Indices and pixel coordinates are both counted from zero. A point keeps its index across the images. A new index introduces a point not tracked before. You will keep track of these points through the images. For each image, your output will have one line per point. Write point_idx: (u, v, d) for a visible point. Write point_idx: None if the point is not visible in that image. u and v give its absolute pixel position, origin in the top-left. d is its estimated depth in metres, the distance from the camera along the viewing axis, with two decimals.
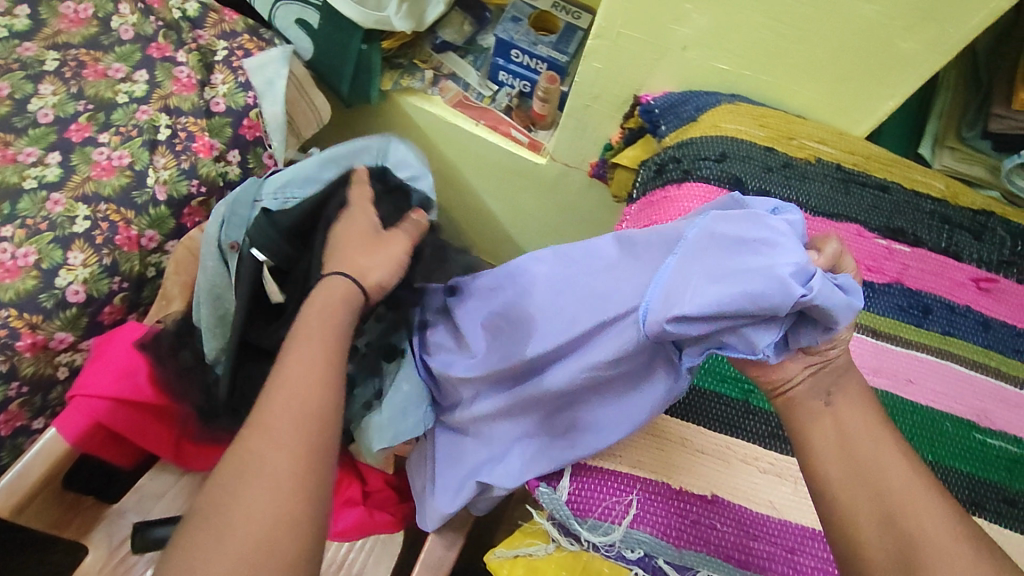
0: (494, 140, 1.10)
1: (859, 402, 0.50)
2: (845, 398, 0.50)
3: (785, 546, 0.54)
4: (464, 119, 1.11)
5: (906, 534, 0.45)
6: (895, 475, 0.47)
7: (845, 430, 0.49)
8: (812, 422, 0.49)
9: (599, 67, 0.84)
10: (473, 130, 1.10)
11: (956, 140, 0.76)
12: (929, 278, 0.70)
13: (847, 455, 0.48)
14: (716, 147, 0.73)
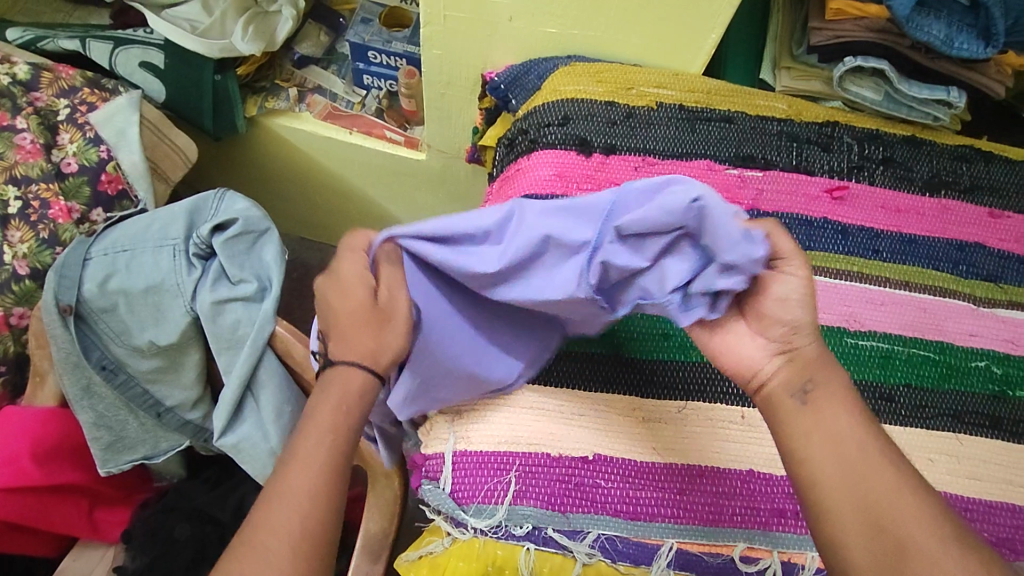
0: (371, 146, 1.08)
1: (839, 395, 0.48)
2: (825, 392, 0.48)
3: (675, 489, 0.54)
4: (337, 130, 1.09)
5: (891, 535, 0.43)
6: (878, 474, 0.45)
7: (828, 430, 0.47)
8: (792, 423, 0.48)
9: (439, 53, 0.84)
10: (348, 140, 1.08)
11: (790, 59, 0.77)
12: (785, 198, 0.71)
13: (828, 453, 0.46)
14: (558, 111, 0.73)
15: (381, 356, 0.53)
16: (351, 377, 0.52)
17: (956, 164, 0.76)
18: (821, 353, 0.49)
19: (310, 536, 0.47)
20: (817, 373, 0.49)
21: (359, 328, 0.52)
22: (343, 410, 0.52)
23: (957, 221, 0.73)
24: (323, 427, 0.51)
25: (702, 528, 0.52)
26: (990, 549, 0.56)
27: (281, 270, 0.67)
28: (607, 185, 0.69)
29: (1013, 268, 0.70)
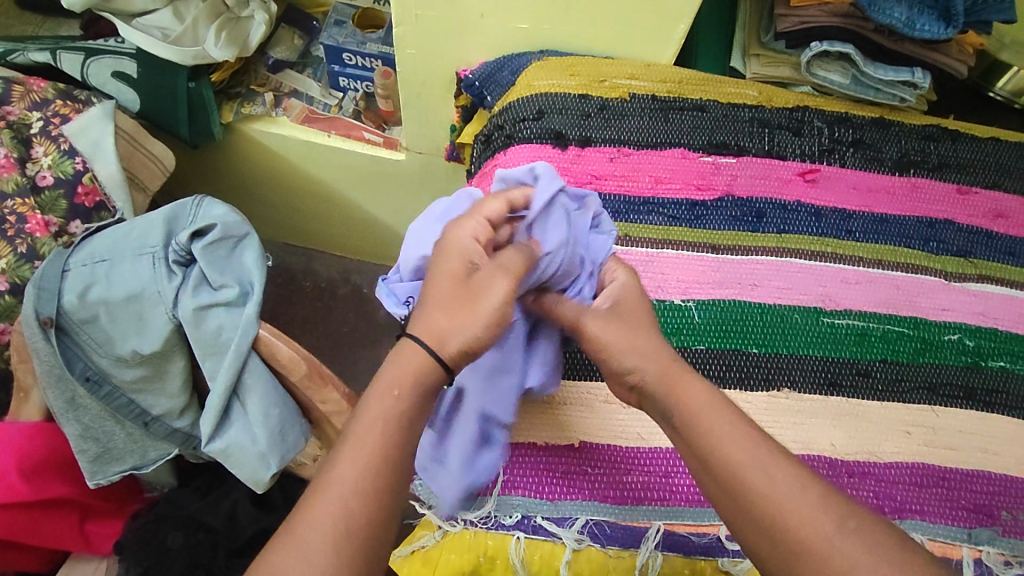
0: (349, 148, 1.08)
1: (703, 400, 0.47)
2: (684, 401, 0.48)
3: (661, 472, 0.55)
4: (315, 133, 1.09)
5: (783, 539, 0.41)
6: (766, 484, 0.43)
7: (703, 441, 0.46)
8: (678, 451, 0.48)
9: (412, 53, 0.84)
10: (326, 142, 1.08)
11: (759, 46, 0.78)
12: (758, 182, 0.72)
13: (709, 475, 0.45)
14: (533, 106, 0.73)
15: (451, 339, 0.48)
16: (413, 356, 0.48)
17: (925, 143, 0.77)
18: (670, 368, 0.49)
19: (362, 528, 0.41)
20: (674, 383, 0.49)
21: (441, 306, 0.49)
22: (397, 394, 0.46)
23: (927, 199, 0.74)
24: (377, 408, 0.45)
25: (689, 509, 0.53)
26: (968, 516, 0.57)
27: (262, 276, 0.67)
28: (583, 177, 0.70)
29: (982, 243, 0.72)
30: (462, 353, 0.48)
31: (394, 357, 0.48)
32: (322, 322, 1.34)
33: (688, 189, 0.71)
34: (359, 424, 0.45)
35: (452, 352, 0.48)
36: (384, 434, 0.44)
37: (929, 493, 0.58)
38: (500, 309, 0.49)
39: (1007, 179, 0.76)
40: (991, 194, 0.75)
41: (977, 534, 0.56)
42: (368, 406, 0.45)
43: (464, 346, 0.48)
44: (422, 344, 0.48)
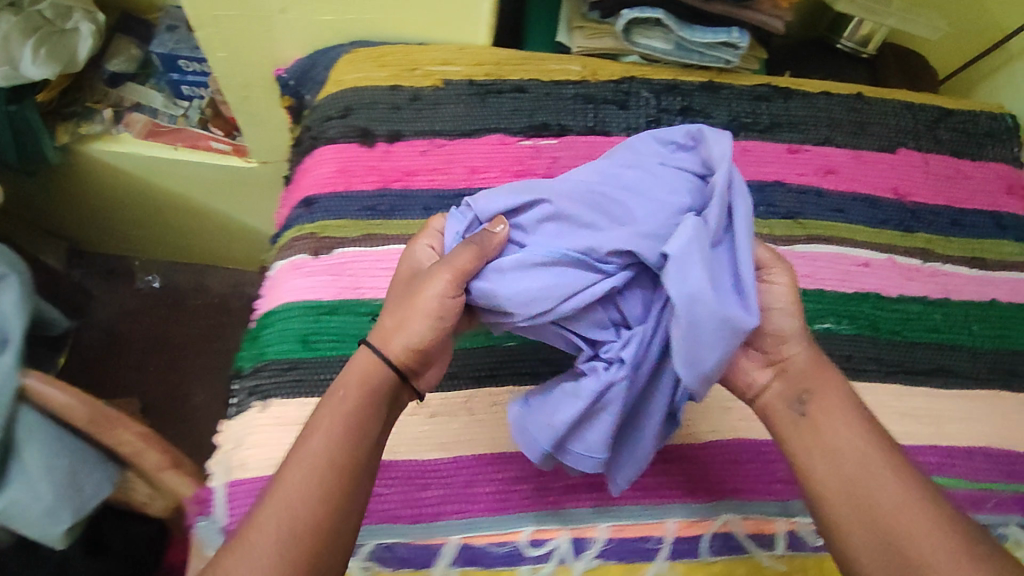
0: (196, 160, 1.02)
1: (841, 408, 0.48)
2: (822, 403, 0.48)
3: (458, 484, 0.56)
4: (161, 147, 1.03)
5: (900, 553, 0.42)
6: (879, 481, 0.44)
7: (825, 444, 0.47)
8: (789, 440, 0.48)
9: (224, 56, 0.78)
10: (171, 155, 1.02)
11: (581, 18, 0.74)
12: (580, 162, 0.70)
13: (834, 466, 0.46)
14: (338, 103, 0.69)
15: (395, 338, 0.49)
16: (363, 359, 0.49)
17: (756, 104, 0.75)
18: (812, 361, 0.49)
19: (307, 537, 0.42)
20: (810, 383, 0.49)
21: (389, 312, 0.50)
22: (345, 393, 0.47)
23: (757, 162, 0.72)
24: (343, 406, 0.46)
25: (484, 519, 0.54)
26: (783, 488, 0.57)
27: (21, 317, 0.67)
28: (393, 174, 0.66)
29: (811, 203, 0.71)
30: (411, 350, 0.49)
31: (351, 361, 0.49)
32: (214, 339, 1.29)
33: (505, 176, 0.68)
34: (308, 428, 0.46)
35: (396, 350, 0.48)
36: (330, 440, 0.45)
37: (743, 466, 0.58)
38: (439, 303, 0.48)
39: (837, 133, 0.75)
40: (821, 151, 0.74)
41: (792, 505, 0.57)
42: (324, 407, 0.47)
43: (409, 345, 0.48)
44: (372, 349, 0.49)
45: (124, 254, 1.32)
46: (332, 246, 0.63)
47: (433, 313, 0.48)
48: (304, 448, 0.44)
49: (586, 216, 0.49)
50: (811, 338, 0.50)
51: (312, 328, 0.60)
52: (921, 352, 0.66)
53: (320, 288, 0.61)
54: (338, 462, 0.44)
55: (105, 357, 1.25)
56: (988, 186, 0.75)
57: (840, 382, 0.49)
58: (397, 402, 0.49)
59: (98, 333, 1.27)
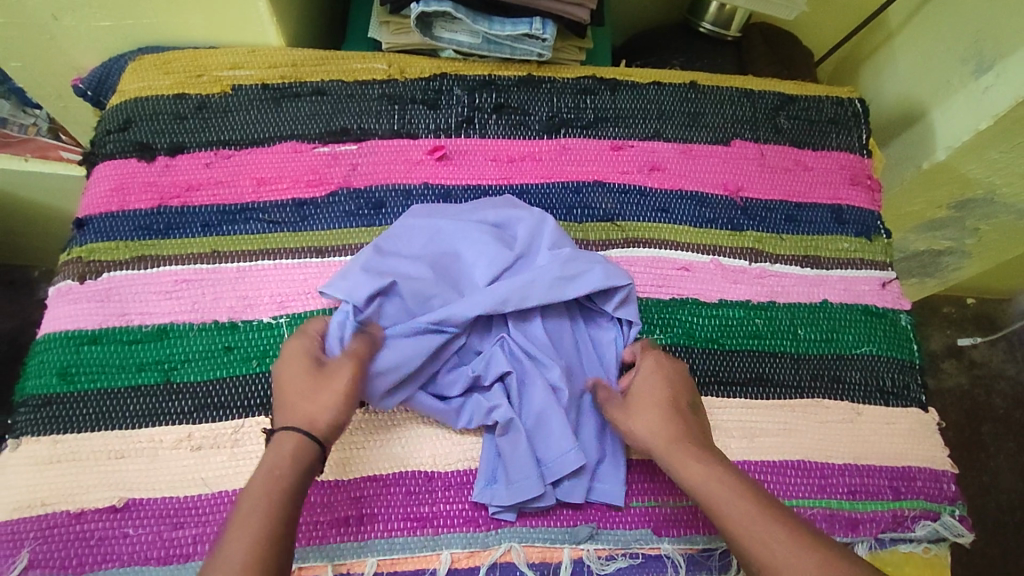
0: (51, 170, 0.89)
1: (732, 498, 0.47)
2: (715, 501, 0.48)
3: (218, 521, 0.51)
4: (5, 157, 0.89)
5: None
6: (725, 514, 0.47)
7: (743, 545, 0.46)
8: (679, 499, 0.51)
9: (20, 66, 0.72)
10: (18, 165, 0.88)
11: (385, 12, 0.69)
12: (381, 167, 0.65)
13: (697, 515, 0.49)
14: (118, 115, 0.65)
15: (317, 417, 0.49)
16: (288, 442, 0.47)
17: (579, 98, 0.70)
18: (680, 453, 0.50)
19: None
20: (692, 473, 0.49)
21: (302, 395, 0.50)
22: (278, 474, 0.46)
23: (576, 161, 0.68)
24: (283, 466, 0.46)
25: None
26: (571, 514, 0.55)
27: None
28: (172, 190, 0.62)
29: (632, 203, 0.67)
30: (336, 427, 0.49)
31: (268, 449, 0.48)
32: None
33: (297, 187, 0.63)
34: (233, 518, 0.44)
35: (326, 427, 0.49)
36: (263, 524, 0.43)
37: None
38: (353, 379, 0.50)
39: (667, 126, 0.71)
40: (648, 146, 0.69)
41: (577, 532, 0.54)
42: (248, 491, 0.45)
43: (333, 421, 0.49)
44: (297, 432, 0.48)
45: (24, 263, 1.16)
46: (100, 270, 0.59)
47: (349, 392, 0.50)
48: (232, 544, 0.42)
49: (435, 290, 0.57)
50: (670, 414, 0.53)
51: (72, 360, 0.56)
52: (734, 361, 0.62)
53: (83, 317, 0.57)
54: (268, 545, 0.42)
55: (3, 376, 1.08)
56: (828, 178, 0.72)
57: (711, 462, 0.50)
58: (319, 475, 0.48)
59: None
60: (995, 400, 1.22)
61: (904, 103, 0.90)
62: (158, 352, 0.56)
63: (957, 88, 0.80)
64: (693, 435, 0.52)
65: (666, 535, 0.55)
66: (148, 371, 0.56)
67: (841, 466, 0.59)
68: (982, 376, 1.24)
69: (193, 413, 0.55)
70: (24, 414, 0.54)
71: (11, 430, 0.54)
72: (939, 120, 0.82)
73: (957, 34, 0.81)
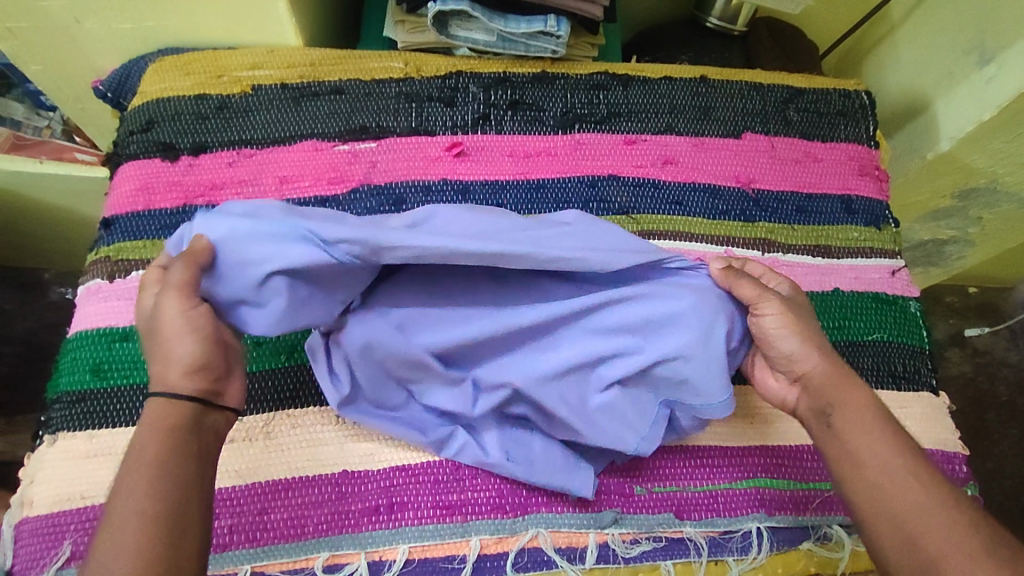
0: (70, 173, 0.90)
1: (865, 424, 0.48)
2: (847, 421, 0.49)
3: (254, 510, 0.53)
4: (22, 159, 0.90)
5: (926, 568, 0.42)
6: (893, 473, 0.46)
7: (855, 456, 0.47)
8: (822, 447, 0.50)
9: (41, 69, 0.73)
10: (36, 168, 0.89)
11: (400, 12, 0.70)
12: (400, 164, 0.66)
13: (836, 449, 0.48)
14: (140, 116, 0.66)
15: (171, 372, 0.45)
16: (164, 409, 0.43)
17: (592, 94, 0.71)
18: (830, 373, 0.50)
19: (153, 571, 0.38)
20: (834, 397, 0.50)
21: (156, 356, 0.45)
22: (144, 442, 0.42)
23: (590, 155, 0.69)
24: (152, 439, 0.42)
25: (283, 545, 0.52)
26: (595, 499, 0.56)
27: None
28: (196, 189, 0.64)
29: (646, 196, 0.68)
30: (194, 372, 0.45)
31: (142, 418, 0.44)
32: None
33: (318, 184, 0.65)
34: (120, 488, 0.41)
35: (179, 379, 0.44)
36: (149, 495, 0.40)
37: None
38: (185, 320, 0.45)
39: (680, 120, 0.72)
40: (661, 140, 0.71)
41: (602, 517, 0.55)
42: (127, 465, 0.42)
43: (185, 368, 0.45)
44: (157, 396, 0.44)
45: (37, 265, 1.17)
46: (129, 268, 0.60)
47: (190, 331, 0.45)
48: (116, 530, 0.39)
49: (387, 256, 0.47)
50: (827, 349, 0.52)
51: (104, 357, 0.57)
52: None
53: (114, 314, 0.58)
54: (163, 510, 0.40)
55: (18, 377, 1.09)
56: (837, 169, 0.73)
57: (866, 393, 0.50)
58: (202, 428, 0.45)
59: (15, 348, 1.12)
60: (999, 387, 1.24)
61: (908, 95, 0.91)
62: None
63: (961, 78, 0.81)
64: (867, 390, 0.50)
65: (688, 519, 0.56)
66: None
67: None
68: (985, 364, 1.26)
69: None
70: (59, 410, 0.55)
71: (46, 425, 0.55)
72: (943, 111, 0.83)
73: (960, 26, 0.82)
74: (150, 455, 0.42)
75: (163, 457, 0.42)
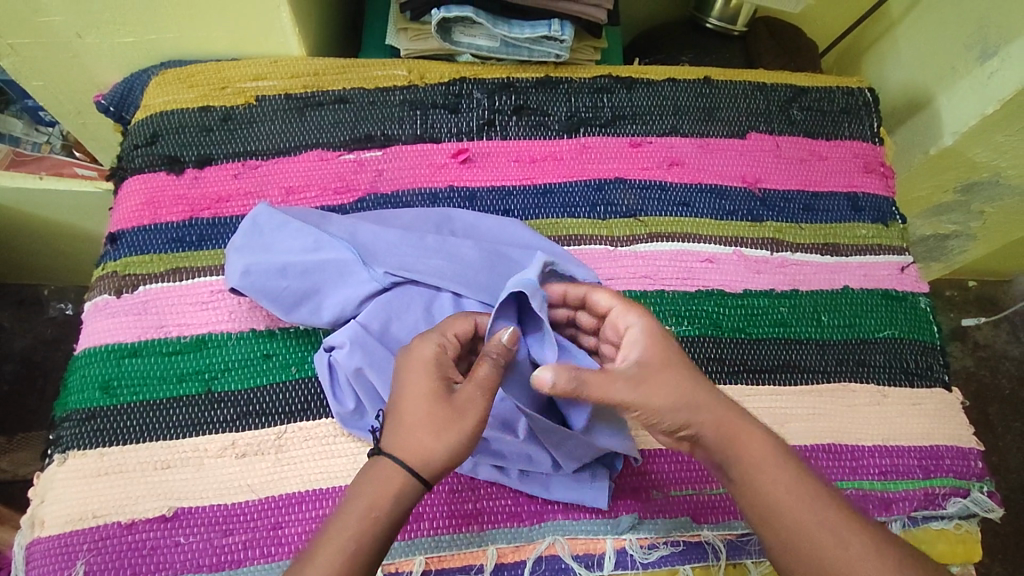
0: (68, 189, 0.89)
1: (762, 464, 0.46)
2: (743, 467, 0.46)
3: (268, 525, 0.52)
4: (21, 175, 0.89)
5: None
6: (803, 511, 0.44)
7: (766, 507, 0.45)
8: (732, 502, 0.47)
9: (42, 84, 0.73)
10: (35, 185, 0.88)
11: (404, 20, 0.70)
12: (406, 172, 0.66)
13: (742, 500, 0.46)
14: (145, 130, 0.66)
15: (431, 458, 0.43)
16: (390, 476, 0.43)
17: (596, 98, 0.71)
18: (719, 418, 0.47)
19: None
20: (728, 442, 0.47)
21: (423, 426, 0.44)
22: (377, 515, 0.42)
23: (596, 159, 0.69)
24: (374, 503, 0.43)
25: None
26: (611, 505, 0.55)
27: None
28: (202, 202, 0.63)
29: (653, 198, 0.68)
30: (445, 469, 0.44)
31: (373, 478, 0.44)
32: None
33: (324, 195, 0.64)
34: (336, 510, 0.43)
35: (433, 470, 0.44)
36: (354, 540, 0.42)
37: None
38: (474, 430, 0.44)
39: (684, 121, 0.72)
40: (665, 142, 0.70)
41: (619, 522, 0.55)
42: (345, 511, 0.43)
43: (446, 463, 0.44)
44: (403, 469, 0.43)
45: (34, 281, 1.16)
46: (137, 283, 0.60)
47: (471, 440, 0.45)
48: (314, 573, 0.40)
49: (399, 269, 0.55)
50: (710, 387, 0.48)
51: (113, 373, 0.56)
52: (763, 351, 0.63)
53: (122, 330, 0.58)
54: (353, 571, 0.41)
55: (19, 394, 1.09)
56: (842, 167, 0.73)
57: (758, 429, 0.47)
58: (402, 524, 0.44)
59: (15, 365, 1.11)
60: (1002, 380, 1.24)
61: (908, 91, 0.91)
62: (197, 363, 0.57)
63: (963, 73, 0.81)
64: (760, 426, 0.48)
65: (705, 522, 0.56)
66: (189, 381, 0.56)
67: (870, 448, 0.60)
68: (987, 358, 1.26)
69: (236, 420, 0.55)
70: (69, 428, 0.55)
71: (56, 443, 0.55)
72: (945, 106, 0.83)
73: (960, 22, 0.83)
74: (367, 505, 0.42)
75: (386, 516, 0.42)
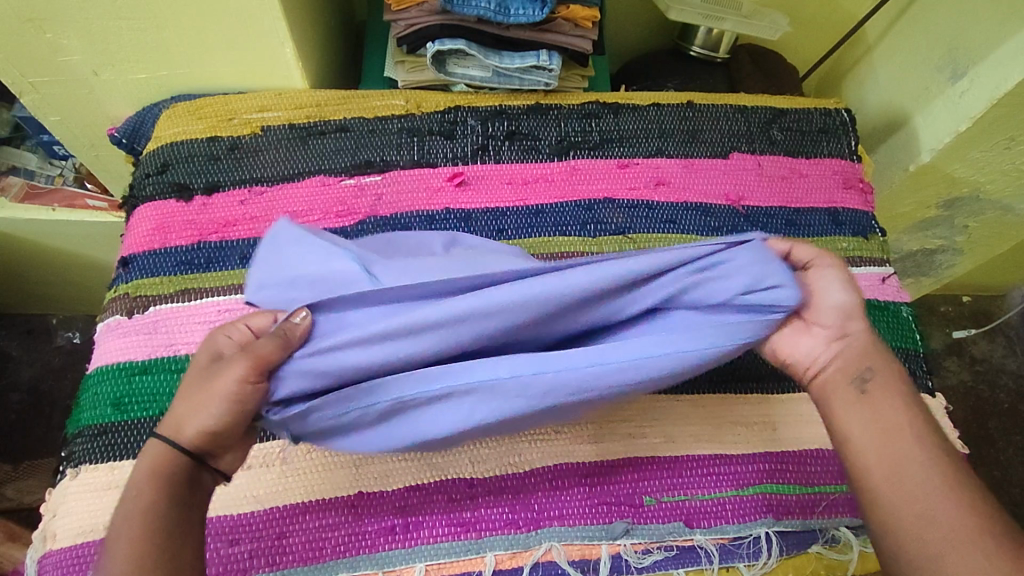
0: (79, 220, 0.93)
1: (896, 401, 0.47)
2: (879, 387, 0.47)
3: (275, 534, 0.54)
4: (35, 208, 0.92)
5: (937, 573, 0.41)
6: (906, 440, 0.45)
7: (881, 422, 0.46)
8: (843, 410, 0.48)
9: (58, 119, 0.77)
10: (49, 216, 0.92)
11: (401, 53, 0.75)
12: (404, 197, 0.69)
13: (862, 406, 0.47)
14: (156, 159, 0.69)
15: (185, 423, 0.44)
16: (153, 453, 0.44)
17: (585, 123, 0.75)
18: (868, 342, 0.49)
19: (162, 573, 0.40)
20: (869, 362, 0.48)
21: (180, 398, 0.45)
22: (138, 492, 0.42)
23: (586, 180, 0.72)
24: (142, 479, 0.43)
25: (302, 567, 0.53)
26: (606, 511, 0.57)
27: None
28: (210, 226, 0.66)
29: (641, 216, 0.71)
30: (207, 431, 0.44)
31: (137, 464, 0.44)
32: None
33: (326, 218, 0.67)
34: (112, 532, 0.41)
35: (193, 435, 0.44)
36: (128, 534, 0.41)
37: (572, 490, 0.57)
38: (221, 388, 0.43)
39: (669, 143, 0.75)
40: (652, 163, 0.74)
41: (614, 528, 0.56)
42: (119, 511, 0.42)
43: (203, 428, 0.44)
44: (159, 442, 0.44)
45: (42, 311, 1.19)
46: (147, 304, 0.62)
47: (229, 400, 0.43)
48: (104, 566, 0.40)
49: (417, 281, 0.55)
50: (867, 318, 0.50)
51: (124, 390, 0.59)
52: (753, 359, 0.65)
53: (133, 348, 0.60)
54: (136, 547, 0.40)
55: (26, 421, 1.11)
56: (823, 184, 0.76)
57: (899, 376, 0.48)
58: (197, 483, 0.45)
59: (21, 395, 1.13)
60: (999, 394, 1.25)
61: (886, 112, 0.95)
62: None
63: (937, 93, 0.85)
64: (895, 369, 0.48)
65: (698, 527, 0.57)
66: None
67: None
68: (984, 372, 1.27)
69: None
70: (80, 442, 0.57)
71: (69, 457, 0.57)
72: (922, 125, 0.86)
73: (931, 45, 0.87)
74: (136, 486, 0.43)
75: (162, 486, 0.43)
